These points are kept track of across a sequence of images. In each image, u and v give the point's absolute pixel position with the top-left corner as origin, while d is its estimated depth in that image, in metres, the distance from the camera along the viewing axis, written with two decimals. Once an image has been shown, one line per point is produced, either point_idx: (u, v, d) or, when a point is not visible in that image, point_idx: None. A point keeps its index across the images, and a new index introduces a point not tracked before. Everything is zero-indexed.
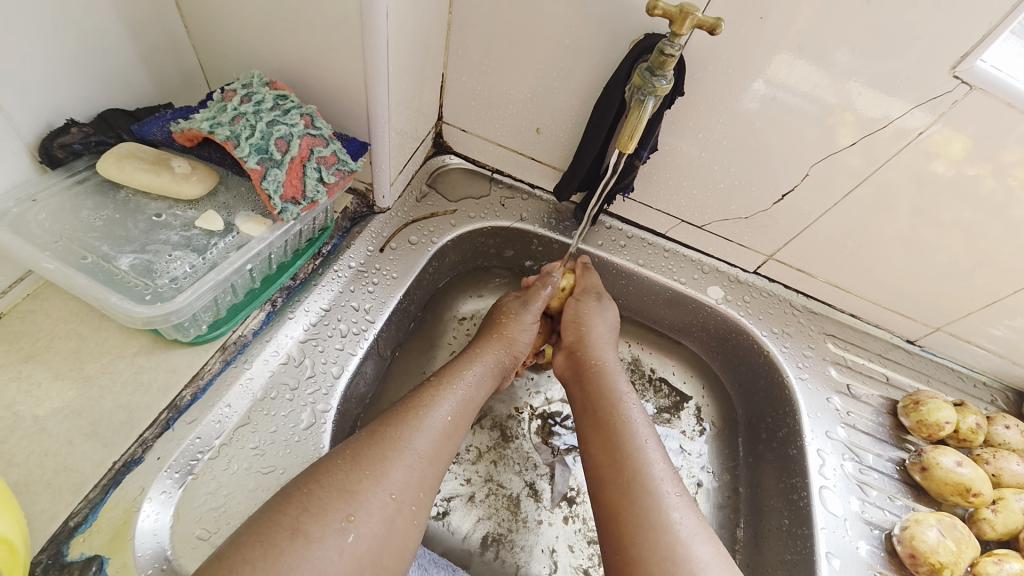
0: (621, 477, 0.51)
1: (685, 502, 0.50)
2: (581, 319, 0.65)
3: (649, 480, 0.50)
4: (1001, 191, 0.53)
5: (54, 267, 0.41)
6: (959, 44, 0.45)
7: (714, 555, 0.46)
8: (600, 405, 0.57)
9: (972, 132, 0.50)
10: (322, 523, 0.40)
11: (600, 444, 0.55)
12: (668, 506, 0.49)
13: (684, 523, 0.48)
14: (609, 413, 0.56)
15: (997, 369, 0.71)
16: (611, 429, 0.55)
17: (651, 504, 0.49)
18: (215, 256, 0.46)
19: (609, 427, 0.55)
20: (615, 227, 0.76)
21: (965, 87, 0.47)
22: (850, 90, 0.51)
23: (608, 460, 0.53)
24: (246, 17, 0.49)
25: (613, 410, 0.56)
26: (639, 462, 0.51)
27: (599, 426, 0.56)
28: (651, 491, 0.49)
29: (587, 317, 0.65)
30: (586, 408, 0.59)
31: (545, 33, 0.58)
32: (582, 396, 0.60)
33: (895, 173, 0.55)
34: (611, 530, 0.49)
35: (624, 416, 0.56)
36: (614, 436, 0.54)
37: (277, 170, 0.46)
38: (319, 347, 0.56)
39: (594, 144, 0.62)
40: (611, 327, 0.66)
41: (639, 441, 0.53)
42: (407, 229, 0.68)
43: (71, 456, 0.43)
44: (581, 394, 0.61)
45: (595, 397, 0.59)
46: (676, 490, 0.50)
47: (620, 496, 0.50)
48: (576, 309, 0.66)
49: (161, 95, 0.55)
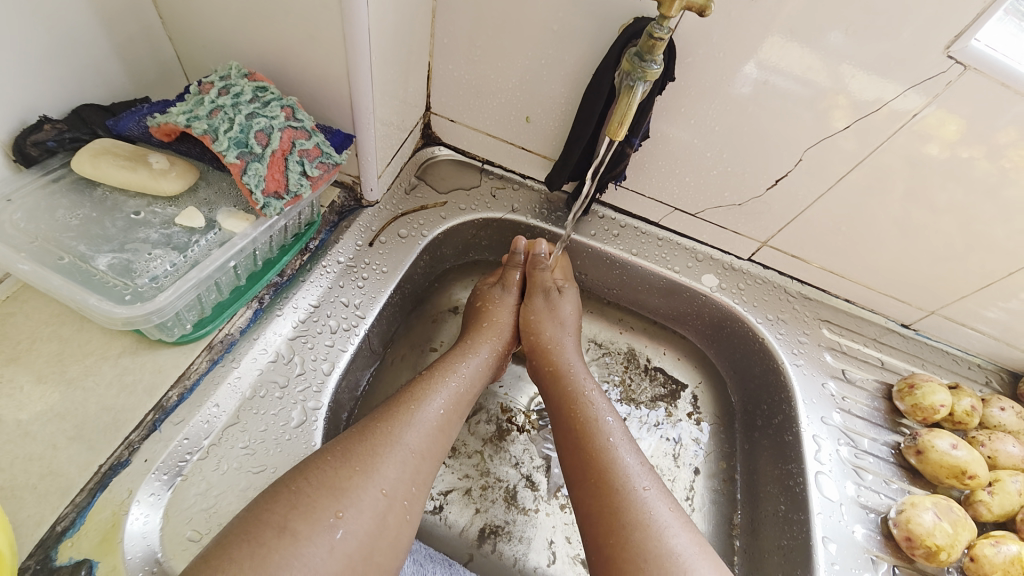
0: (592, 474, 0.51)
1: (663, 497, 0.49)
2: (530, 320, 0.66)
3: (620, 477, 0.50)
4: (996, 172, 0.52)
5: (30, 268, 0.39)
6: (952, 25, 0.44)
7: (695, 542, 0.47)
8: (561, 408, 0.57)
9: (964, 114, 0.49)
10: (311, 521, 0.40)
11: (567, 449, 0.54)
12: (640, 501, 0.48)
13: (662, 516, 0.47)
14: (571, 415, 0.56)
15: (991, 351, 0.71)
16: (575, 430, 0.55)
17: (622, 502, 0.48)
18: (196, 253, 0.44)
19: (571, 428, 0.55)
20: (608, 216, 0.75)
21: (960, 66, 0.46)
22: (843, 73, 0.50)
23: (574, 463, 0.53)
24: (223, 7, 0.48)
25: (575, 411, 0.56)
26: (606, 460, 0.51)
27: (565, 427, 0.56)
28: (619, 488, 0.49)
29: (538, 322, 0.66)
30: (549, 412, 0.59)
31: (532, 18, 0.57)
32: (546, 404, 0.60)
33: (890, 156, 0.55)
34: (591, 529, 0.48)
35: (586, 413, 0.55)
36: (582, 435, 0.54)
37: (257, 164, 0.45)
38: (309, 343, 0.55)
39: (585, 132, 0.61)
40: (559, 319, 0.66)
41: (604, 437, 0.53)
42: (397, 222, 0.67)
43: (56, 460, 0.42)
44: (546, 397, 0.61)
45: (559, 398, 0.58)
46: (646, 485, 0.49)
47: (592, 494, 0.50)
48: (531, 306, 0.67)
49: (139, 89, 0.53)
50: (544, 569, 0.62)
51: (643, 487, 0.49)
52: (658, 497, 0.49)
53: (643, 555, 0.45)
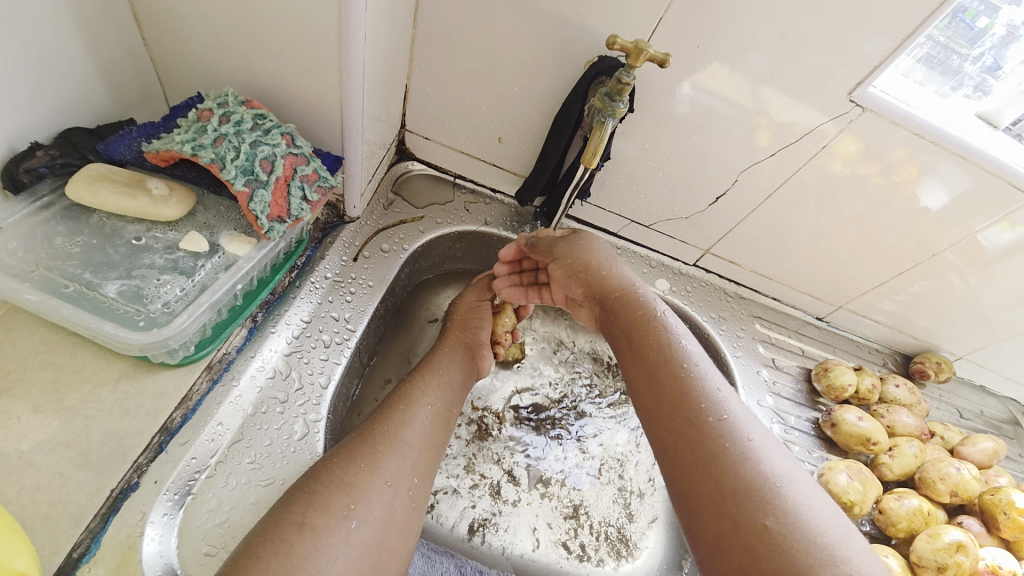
0: (675, 405, 0.50)
1: (745, 421, 0.48)
2: (578, 254, 0.64)
3: (699, 404, 0.49)
4: (888, 187, 0.65)
5: (38, 299, 0.40)
6: (853, 76, 0.56)
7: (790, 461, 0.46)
8: (635, 338, 0.56)
9: (864, 139, 0.61)
10: (326, 515, 0.43)
11: (641, 379, 0.54)
12: (720, 431, 0.47)
13: (748, 439, 0.47)
14: (645, 344, 0.55)
15: (886, 337, 0.86)
16: (649, 361, 0.54)
17: (706, 428, 0.48)
18: (204, 277, 0.45)
19: (645, 358, 0.54)
20: (573, 228, 0.82)
21: (859, 108, 0.58)
22: (769, 110, 0.60)
23: (651, 395, 0.52)
24: (213, 35, 0.49)
25: (650, 341, 0.55)
26: (685, 388, 0.51)
27: (639, 358, 0.55)
28: (700, 415, 0.48)
29: (580, 260, 0.64)
30: (620, 344, 0.58)
31: (509, 49, 0.62)
32: (614, 331, 0.59)
33: (807, 177, 0.66)
34: (673, 457, 0.48)
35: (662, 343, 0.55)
36: (657, 364, 0.53)
37: (264, 191, 0.47)
38: (304, 358, 0.57)
39: (553, 155, 0.68)
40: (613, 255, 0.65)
41: (680, 368, 0.53)
42: (378, 237, 0.70)
43: (65, 488, 0.42)
44: (613, 328, 0.60)
45: (629, 329, 0.57)
46: (723, 417, 0.48)
47: (677, 425, 0.49)
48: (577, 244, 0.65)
49: (121, 111, 0.52)
50: (530, 553, 0.68)
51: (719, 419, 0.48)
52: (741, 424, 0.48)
53: (738, 484, 0.44)
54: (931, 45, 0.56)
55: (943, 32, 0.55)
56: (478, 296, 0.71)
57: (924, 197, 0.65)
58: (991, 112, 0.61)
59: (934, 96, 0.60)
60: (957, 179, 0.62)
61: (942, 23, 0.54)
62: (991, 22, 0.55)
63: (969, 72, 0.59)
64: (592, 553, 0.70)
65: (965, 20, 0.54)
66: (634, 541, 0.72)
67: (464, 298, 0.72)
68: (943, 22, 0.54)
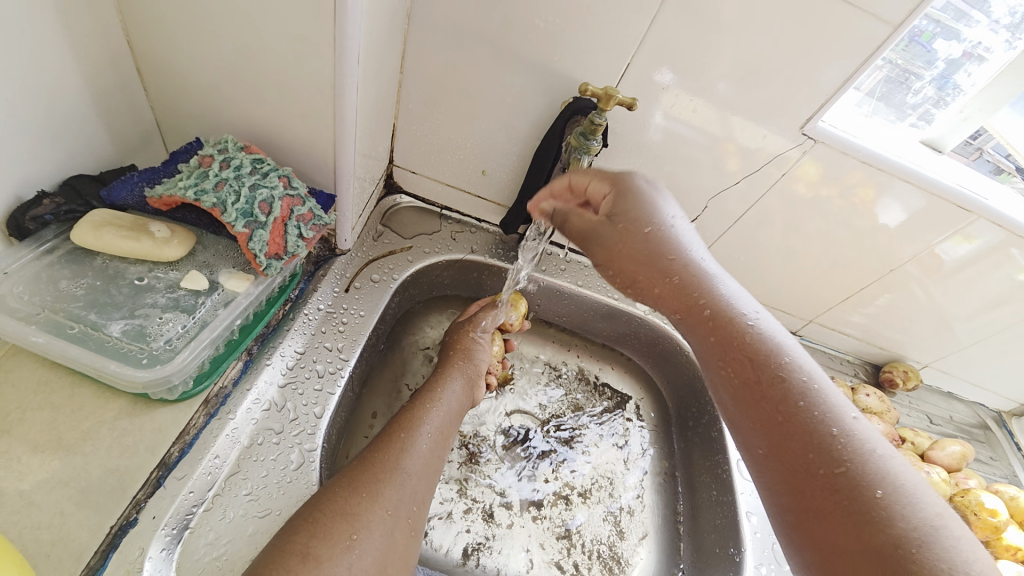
0: (788, 448, 0.45)
1: (875, 465, 0.42)
2: (626, 228, 0.50)
3: (806, 405, 0.45)
4: (848, 207, 0.70)
5: (44, 341, 0.42)
6: (803, 113, 0.62)
7: (934, 514, 0.40)
8: (722, 338, 0.48)
9: (823, 163, 0.66)
10: (330, 545, 0.44)
11: (737, 383, 0.48)
12: (823, 439, 0.43)
13: (882, 491, 0.41)
14: (734, 343, 0.48)
15: (855, 349, 0.91)
16: (740, 362, 0.48)
17: (819, 431, 0.44)
18: (204, 314, 0.48)
19: (735, 360, 0.48)
20: (555, 253, 0.87)
21: (811, 141, 0.64)
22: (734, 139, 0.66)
23: (752, 402, 0.47)
24: (212, 86, 0.52)
25: (739, 338, 0.48)
26: (784, 386, 0.46)
27: (729, 359, 0.48)
28: (812, 419, 0.44)
29: (638, 234, 0.50)
30: (705, 344, 0.50)
31: (491, 91, 0.67)
32: (694, 330, 0.50)
33: (774, 198, 0.72)
34: (790, 469, 0.44)
35: (759, 369, 0.47)
36: (750, 365, 0.48)
37: (262, 231, 0.50)
38: (299, 389, 0.59)
39: (535, 186, 0.72)
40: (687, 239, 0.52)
41: (793, 397, 0.46)
42: (368, 268, 0.73)
43: (65, 526, 0.42)
44: (693, 325, 0.50)
45: (712, 325, 0.49)
46: (844, 465, 0.42)
47: (791, 470, 0.44)
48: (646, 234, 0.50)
49: (122, 157, 0.55)
50: (524, 575, 0.69)
51: (840, 468, 0.42)
52: (869, 471, 0.42)
53: (878, 551, 0.38)
54: (890, 67, 0.61)
55: (900, 55, 0.60)
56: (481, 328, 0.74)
57: (883, 215, 0.70)
58: (935, 138, 0.67)
59: (880, 125, 0.67)
60: (912, 197, 0.67)
61: (900, 46, 0.59)
62: (944, 46, 0.60)
63: (925, 91, 0.64)
64: (585, 572, 0.71)
65: (922, 42, 0.59)
66: (625, 557, 0.74)
67: (464, 329, 0.74)
68: (900, 46, 0.59)
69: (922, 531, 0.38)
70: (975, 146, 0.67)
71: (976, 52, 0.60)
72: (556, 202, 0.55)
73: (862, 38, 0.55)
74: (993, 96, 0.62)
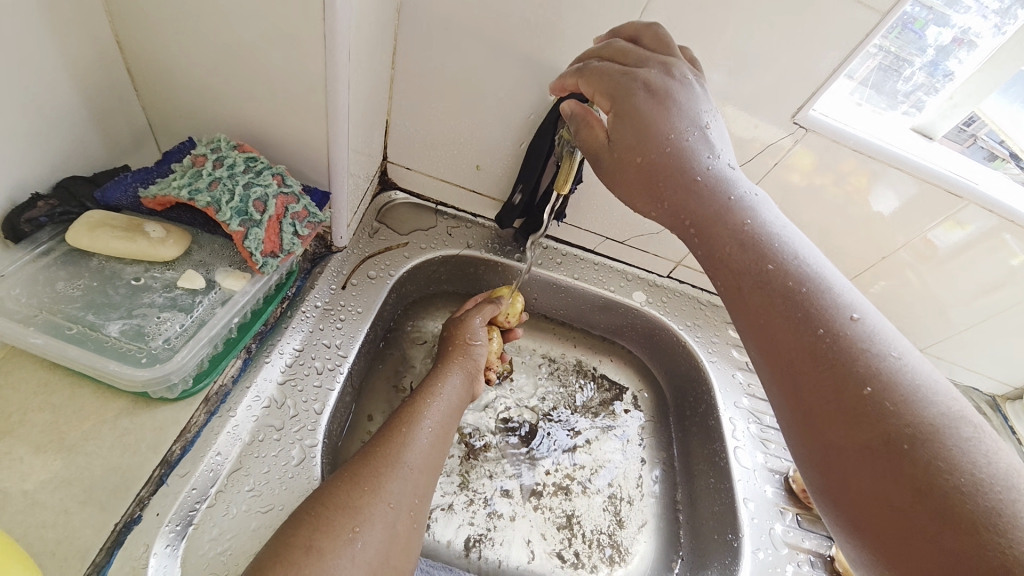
0: (811, 374, 0.40)
1: (952, 429, 0.35)
2: (639, 128, 0.46)
3: (835, 333, 0.40)
4: (841, 195, 0.71)
5: (43, 342, 0.43)
6: (794, 102, 0.62)
7: (976, 442, 0.35)
8: (738, 257, 0.44)
9: (815, 152, 0.67)
10: (333, 537, 0.45)
11: (758, 307, 0.43)
12: (857, 372, 0.38)
13: (915, 417, 0.36)
14: (752, 264, 0.43)
15: None
16: (757, 285, 0.43)
17: (850, 362, 0.39)
18: (202, 313, 0.48)
19: (754, 283, 0.43)
20: (551, 246, 0.87)
21: (802, 129, 0.64)
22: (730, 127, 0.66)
23: (773, 330, 0.42)
24: (203, 84, 0.52)
25: (758, 259, 0.43)
26: (808, 311, 0.41)
27: (747, 283, 0.43)
28: (843, 350, 0.39)
29: (650, 136, 0.46)
30: (720, 263, 0.45)
31: (483, 85, 0.67)
32: (708, 250, 0.46)
33: (768, 187, 0.72)
34: (819, 404, 0.39)
35: (776, 282, 0.42)
36: (770, 288, 0.42)
37: (257, 229, 0.50)
38: (298, 386, 0.59)
39: (530, 179, 0.73)
40: (702, 140, 0.47)
41: (821, 324, 0.40)
42: (365, 265, 0.73)
43: (69, 525, 0.43)
44: (707, 242, 0.45)
45: (726, 243, 0.44)
46: (872, 387, 0.37)
47: (808, 393, 0.40)
48: (659, 151, 0.46)
49: (115, 158, 0.55)
50: (525, 565, 0.70)
51: (866, 389, 0.38)
52: (900, 393, 0.37)
53: (908, 481, 0.35)
54: (884, 55, 0.62)
55: (893, 43, 0.61)
56: (481, 322, 0.75)
57: (876, 203, 0.71)
58: (926, 125, 0.67)
59: (870, 113, 0.67)
60: (904, 184, 0.68)
61: (892, 34, 0.60)
62: (936, 35, 0.60)
63: (916, 77, 0.65)
64: (585, 561, 0.72)
65: (915, 30, 0.60)
66: (626, 546, 0.74)
67: (464, 323, 0.75)
68: (892, 33, 0.60)
69: (961, 462, 0.34)
70: (970, 132, 0.67)
71: (966, 39, 0.61)
72: (572, 108, 0.52)
73: (851, 25, 0.55)
74: (979, 84, 0.62)
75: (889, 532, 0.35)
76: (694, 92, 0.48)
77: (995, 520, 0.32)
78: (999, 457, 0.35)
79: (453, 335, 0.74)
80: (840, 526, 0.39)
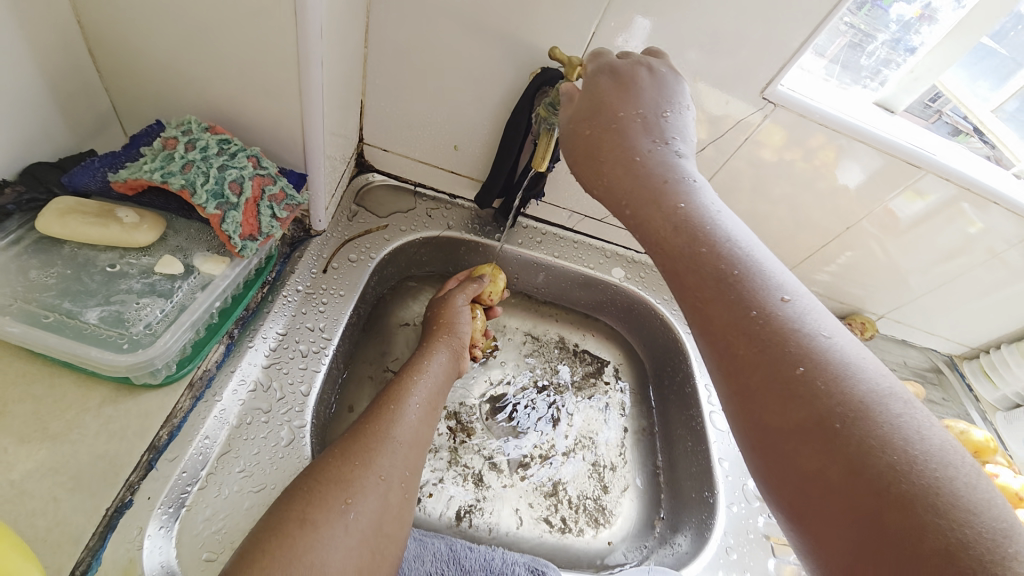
0: (747, 355, 0.39)
1: (884, 409, 0.35)
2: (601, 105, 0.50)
3: (767, 313, 0.40)
4: (809, 168, 0.73)
5: (20, 330, 0.42)
6: (764, 76, 0.63)
7: (908, 419, 0.35)
8: (675, 240, 0.44)
9: (785, 126, 0.68)
10: (326, 510, 0.46)
11: (695, 290, 0.42)
12: (790, 352, 0.38)
13: (846, 396, 0.36)
14: (689, 248, 0.43)
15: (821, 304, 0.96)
16: (695, 268, 0.43)
17: (782, 341, 0.39)
18: (182, 298, 0.48)
19: (691, 266, 0.43)
20: (531, 226, 0.88)
21: (771, 104, 0.66)
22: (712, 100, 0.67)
23: (709, 311, 0.42)
24: (169, 63, 0.50)
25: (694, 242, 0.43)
26: (743, 291, 0.41)
27: (684, 266, 0.43)
28: (776, 330, 0.39)
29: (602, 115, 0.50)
30: (659, 245, 0.45)
31: (458, 63, 0.66)
32: (646, 233, 0.46)
33: (740, 161, 0.74)
34: (755, 386, 0.39)
35: (705, 259, 0.43)
36: (705, 270, 0.42)
37: (235, 212, 0.49)
38: (284, 369, 0.59)
39: (509, 159, 0.73)
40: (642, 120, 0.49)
41: (754, 305, 0.40)
42: (345, 248, 0.73)
43: (59, 511, 0.43)
44: (645, 226, 0.46)
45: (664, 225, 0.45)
46: (805, 366, 0.37)
47: (745, 375, 0.39)
48: (605, 124, 0.49)
49: (79, 142, 0.53)
50: (515, 532, 0.73)
51: (800, 369, 0.38)
52: (832, 372, 0.37)
53: (844, 464, 0.34)
54: (854, 33, 0.65)
55: (863, 19, 0.63)
56: (465, 304, 0.76)
57: (842, 176, 0.73)
58: (888, 99, 0.70)
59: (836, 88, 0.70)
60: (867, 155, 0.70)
61: (861, 11, 0.62)
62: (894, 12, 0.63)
63: (878, 53, 0.67)
64: (572, 525, 0.75)
65: (882, 6, 0.62)
66: (610, 509, 0.78)
67: (447, 305, 0.75)
68: (862, 10, 0.62)
69: (899, 442, 0.34)
70: (935, 108, 0.70)
71: (929, 14, 0.63)
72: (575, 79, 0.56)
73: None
74: (942, 56, 0.64)
75: (827, 518, 0.34)
76: (657, 78, 0.52)
77: (933, 500, 0.32)
78: (931, 434, 0.34)
79: (437, 314, 0.74)
80: (784, 516, 0.38)
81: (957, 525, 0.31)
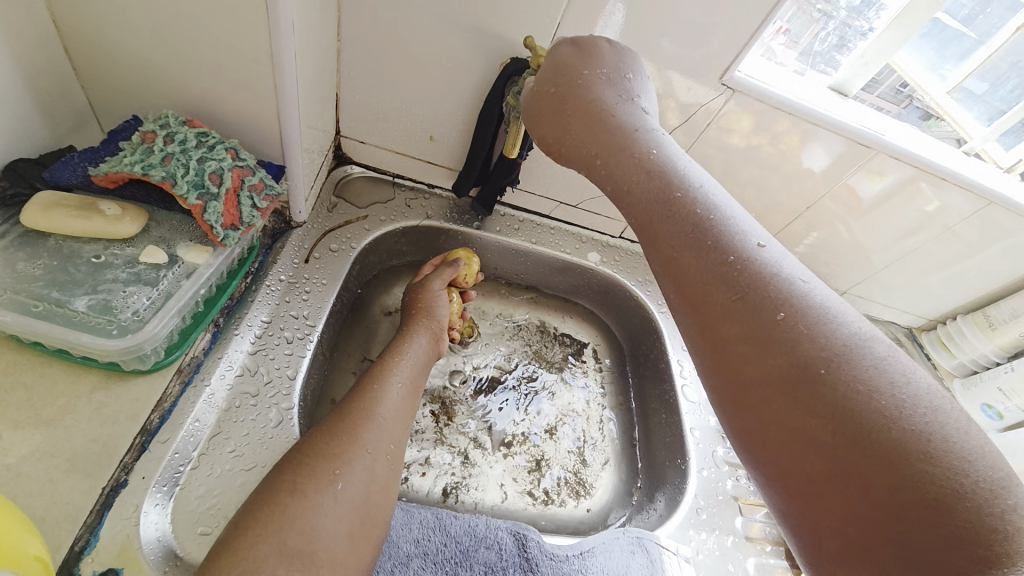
0: (725, 302, 0.40)
1: (865, 354, 0.36)
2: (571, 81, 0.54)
3: (746, 260, 0.41)
4: (769, 151, 0.77)
5: (12, 319, 0.44)
6: (721, 63, 0.67)
7: (893, 362, 0.35)
8: (653, 196, 0.46)
9: (744, 111, 0.72)
10: (316, 481, 0.49)
11: (673, 243, 0.43)
12: (770, 296, 0.39)
13: (828, 340, 0.36)
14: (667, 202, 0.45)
15: None
16: (673, 221, 0.44)
17: (760, 287, 0.39)
18: (168, 286, 0.50)
19: (670, 220, 0.44)
20: (508, 214, 0.91)
21: (730, 90, 0.70)
22: (675, 85, 0.70)
23: (688, 261, 0.42)
24: (145, 59, 0.52)
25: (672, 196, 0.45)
26: (720, 241, 0.42)
27: (663, 219, 0.44)
28: (756, 276, 0.40)
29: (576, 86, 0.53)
30: (637, 203, 0.47)
31: (430, 55, 0.69)
32: (625, 192, 0.48)
33: (705, 146, 0.77)
34: (737, 333, 0.39)
35: (684, 215, 0.44)
36: (683, 223, 0.43)
37: (215, 202, 0.51)
38: (270, 354, 0.62)
39: (483, 148, 0.76)
40: (618, 90, 0.53)
41: (733, 253, 0.41)
42: (326, 238, 0.75)
43: (57, 491, 0.45)
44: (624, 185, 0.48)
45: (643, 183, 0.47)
46: (785, 311, 0.38)
47: (727, 323, 0.40)
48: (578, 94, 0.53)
49: (58, 138, 0.54)
50: (499, 504, 0.76)
51: (780, 315, 0.38)
52: (812, 317, 0.38)
53: (829, 406, 0.34)
54: (829, 20, 0.69)
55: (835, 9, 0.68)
56: (442, 289, 0.79)
57: (808, 159, 0.77)
58: (842, 82, 0.75)
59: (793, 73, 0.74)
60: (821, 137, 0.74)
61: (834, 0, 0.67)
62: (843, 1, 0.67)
63: (830, 39, 0.71)
64: (554, 497, 0.79)
65: None
66: (590, 481, 0.82)
67: (426, 290, 0.78)
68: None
69: (878, 383, 0.34)
70: (905, 93, 0.75)
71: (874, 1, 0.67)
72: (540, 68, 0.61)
73: None
74: (890, 39, 0.69)
75: (815, 465, 0.34)
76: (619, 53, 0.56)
77: (925, 448, 0.32)
78: (914, 377, 0.35)
79: (415, 299, 0.77)
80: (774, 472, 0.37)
81: (951, 474, 0.31)
